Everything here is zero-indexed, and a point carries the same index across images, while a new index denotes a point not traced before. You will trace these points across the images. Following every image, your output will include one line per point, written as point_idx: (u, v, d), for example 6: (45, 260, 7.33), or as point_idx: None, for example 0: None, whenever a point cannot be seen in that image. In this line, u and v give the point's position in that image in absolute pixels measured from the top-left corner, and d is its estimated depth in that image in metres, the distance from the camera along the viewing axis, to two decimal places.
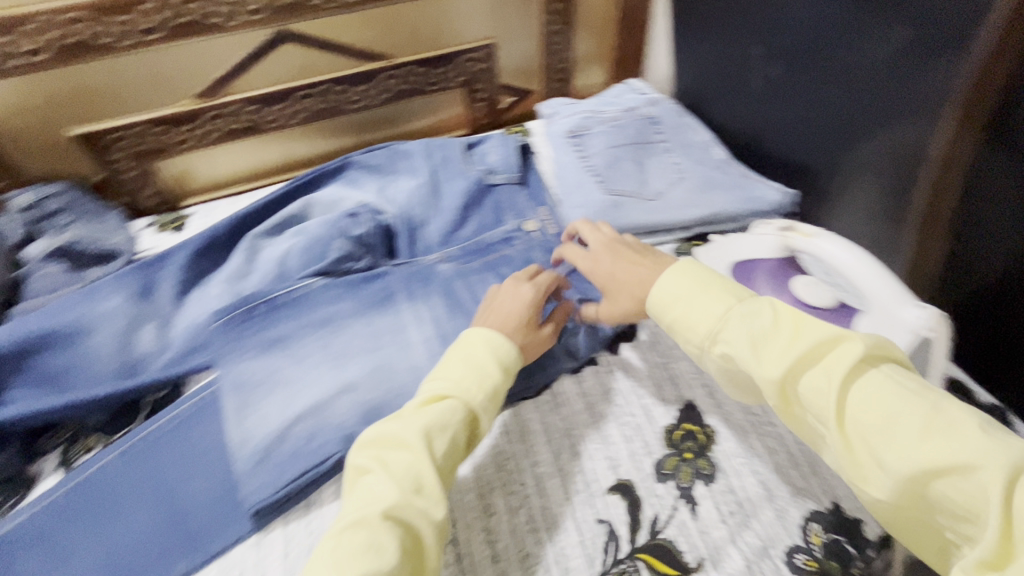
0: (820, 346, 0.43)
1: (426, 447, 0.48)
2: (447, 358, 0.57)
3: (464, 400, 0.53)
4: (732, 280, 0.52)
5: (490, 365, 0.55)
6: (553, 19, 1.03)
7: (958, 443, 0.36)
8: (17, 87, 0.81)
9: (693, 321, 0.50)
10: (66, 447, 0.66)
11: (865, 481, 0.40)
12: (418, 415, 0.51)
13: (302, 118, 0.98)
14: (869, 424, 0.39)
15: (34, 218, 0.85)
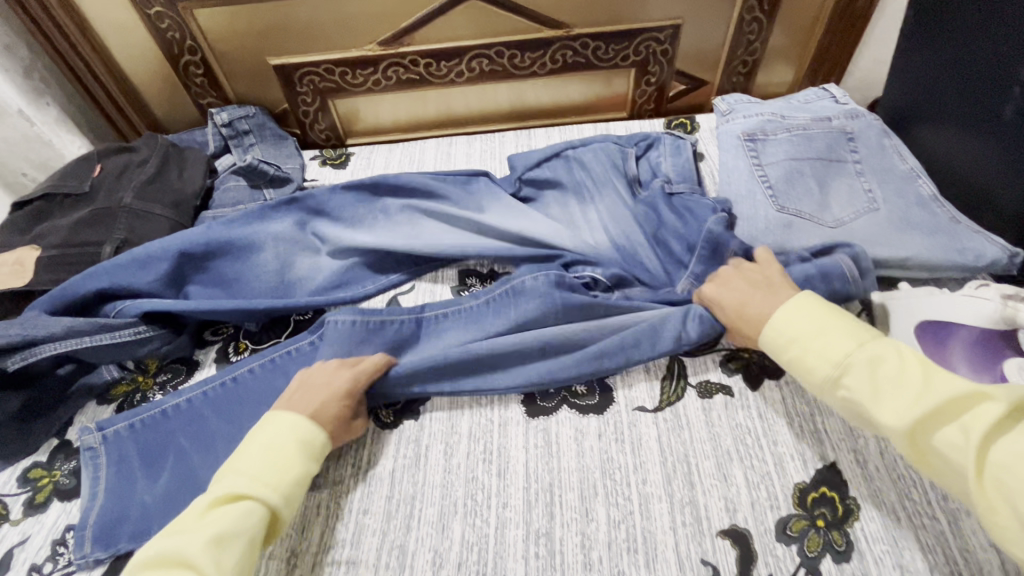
0: (956, 400, 0.42)
1: (216, 566, 0.45)
2: (235, 457, 0.54)
3: (260, 504, 0.50)
4: (861, 321, 0.52)
5: (286, 456, 0.54)
6: (756, 5, 0.92)
7: None
8: (233, 16, 0.88)
9: (813, 363, 0.51)
10: (225, 343, 0.75)
11: (1009, 541, 0.38)
12: (206, 525, 0.48)
13: (470, 78, 0.99)
14: (1016, 479, 0.38)
15: (228, 136, 0.95)
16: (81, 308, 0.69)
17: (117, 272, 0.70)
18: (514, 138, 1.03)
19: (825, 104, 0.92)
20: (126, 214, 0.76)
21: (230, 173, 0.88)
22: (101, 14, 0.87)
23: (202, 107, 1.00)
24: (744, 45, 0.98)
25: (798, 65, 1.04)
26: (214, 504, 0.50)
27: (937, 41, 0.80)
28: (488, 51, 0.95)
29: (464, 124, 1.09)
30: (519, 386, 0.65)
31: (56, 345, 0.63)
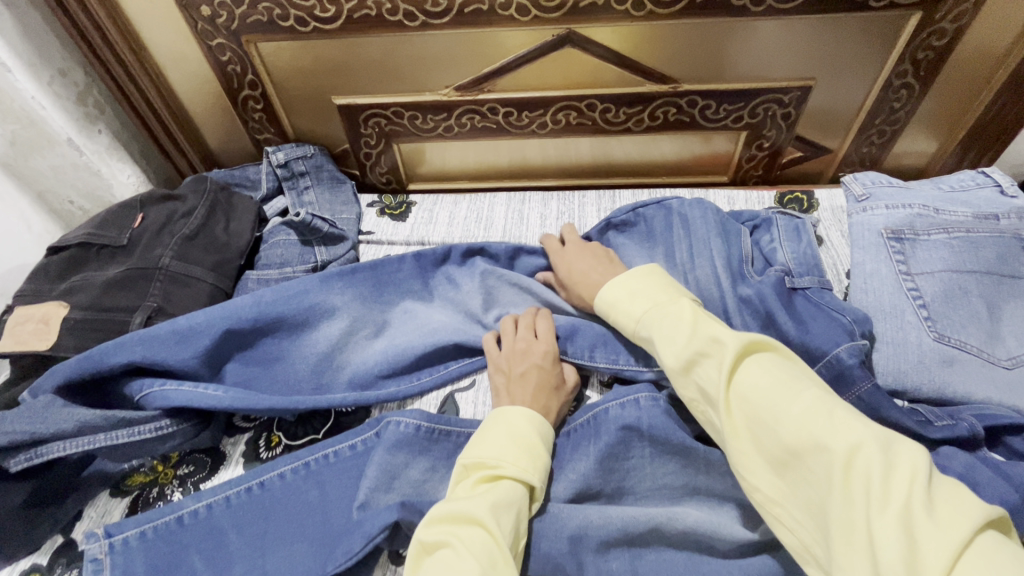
0: (714, 344, 0.46)
1: (500, 527, 0.45)
2: (481, 432, 0.54)
3: (527, 482, 0.50)
4: (669, 282, 0.57)
5: (539, 445, 0.53)
6: (909, 69, 0.77)
7: (810, 423, 0.38)
8: (299, 51, 0.79)
9: (628, 312, 0.56)
10: (257, 434, 0.65)
11: (745, 468, 0.41)
12: (481, 492, 0.48)
13: (554, 130, 0.87)
14: (761, 412, 0.41)
15: (283, 178, 0.87)
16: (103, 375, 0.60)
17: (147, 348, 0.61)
18: (596, 200, 0.90)
19: (986, 194, 0.75)
20: (163, 276, 0.67)
21: (280, 224, 0.80)
22: (162, 41, 0.80)
23: (258, 142, 0.92)
24: (884, 113, 0.82)
25: (944, 138, 0.87)
26: (481, 480, 0.49)
27: None
28: (579, 103, 0.83)
29: (539, 175, 0.97)
30: (601, 552, 0.52)
31: (66, 445, 0.54)
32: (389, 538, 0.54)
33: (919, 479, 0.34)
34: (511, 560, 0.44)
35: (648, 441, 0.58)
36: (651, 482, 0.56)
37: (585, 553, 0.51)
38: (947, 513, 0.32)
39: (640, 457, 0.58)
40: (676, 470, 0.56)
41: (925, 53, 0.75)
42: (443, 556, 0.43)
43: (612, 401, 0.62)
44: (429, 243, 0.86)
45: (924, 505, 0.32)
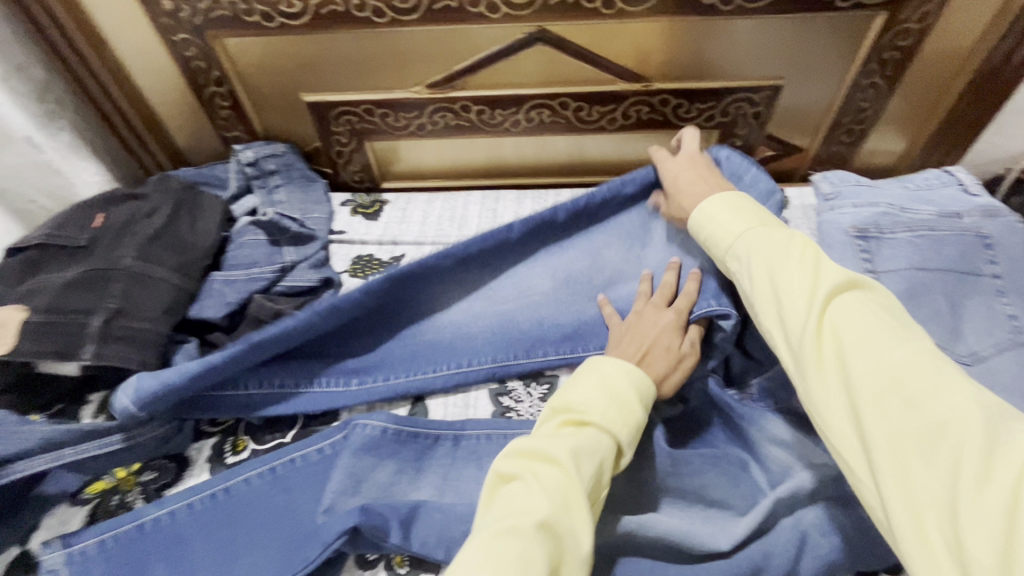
0: (816, 278, 0.44)
1: (578, 472, 0.45)
2: (576, 382, 0.53)
3: (613, 436, 0.49)
4: (768, 211, 0.54)
5: (631, 404, 0.51)
6: (875, 69, 0.77)
7: (924, 374, 0.36)
8: (265, 46, 0.77)
9: (723, 238, 0.54)
10: (224, 438, 0.64)
11: (824, 403, 0.40)
12: (562, 433, 0.48)
13: (527, 128, 0.87)
14: (854, 348, 0.40)
15: (251, 177, 0.85)
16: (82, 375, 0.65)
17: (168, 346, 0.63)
18: (570, 198, 0.90)
19: (950, 193, 0.76)
20: (123, 277, 0.65)
21: (249, 224, 0.79)
22: (123, 35, 0.77)
23: (227, 140, 0.90)
24: (852, 112, 0.83)
25: (911, 137, 0.88)
26: (566, 423, 0.49)
27: None
28: (552, 101, 0.82)
29: (515, 173, 0.96)
30: None
31: (37, 462, 0.56)
32: (353, 542, 0.54)
33: None
34: (583, 508, 0.43)
35: None
36: (620, 483, 0.56)
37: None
38: None
39: None
40: (644, 470, 0.56)
41: (891, 53, 0.76)
42: (517, 489, 0.44)
43: None
44: (402, 242, 0.85)
45: None
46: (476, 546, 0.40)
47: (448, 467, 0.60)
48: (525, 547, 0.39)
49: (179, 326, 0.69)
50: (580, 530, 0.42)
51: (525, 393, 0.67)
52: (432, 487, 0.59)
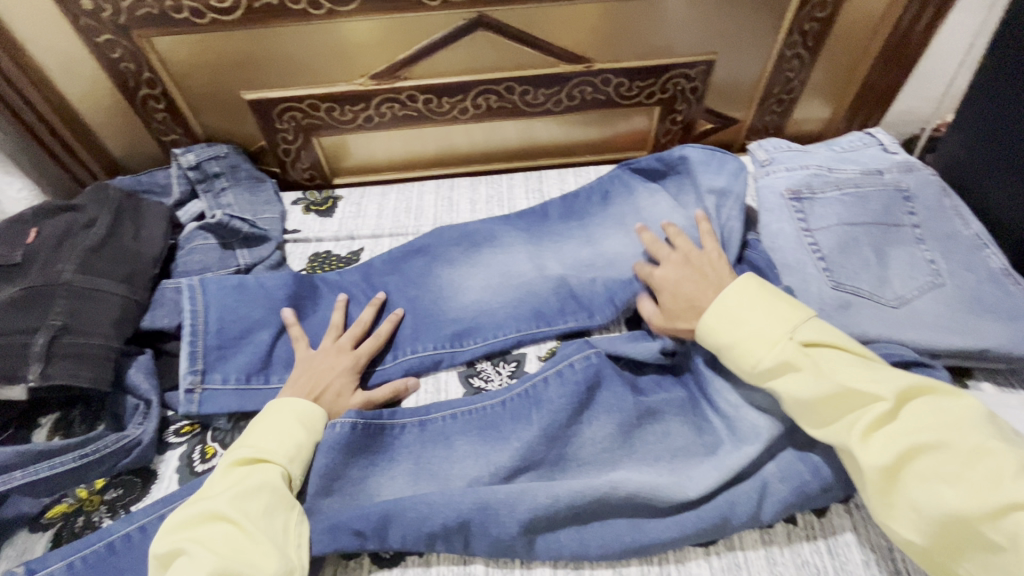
0: (870, 397, 0.48)
1: (244, 515, 0.49)
2: (248, 432, 0.57)
3: (273, 462, 0.55)
4: (790, 301, 0.56)
5: (293, 426, 0.57)
6: (798, 40, 0.82)
7: (996, 485, 0.42)
8: (199, 44, 0.75)
9: (750, 348, 0.54)
10: (192, 446, 0.63)
11: (895, 522, 0.47)
12: (230, 486, 0.52)
13: (475, 114, 0.88)
14: (928, 479, 0.45)
15: (195, 181, 0.83)
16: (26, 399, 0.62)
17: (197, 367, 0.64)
18: (523, 181, 0.91)
19: (873, 153, 0.82)
20: (66, 292, 0.62)
21: (196, 229, 0.76)
22: (39, 38, 0.73)
23: (165, 145, 0.87)
24: (781, 82, 0.88)
25: (835, 104, 0.95)
26: (236, 466, 0.54)
27: (1013, 86, 0.70)
28: (497, 86, 0.83)
29: (467, 161, 0.97)
30: (550, 522, 0.54)
31: None
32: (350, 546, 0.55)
33: None
34: (267, 544, 0.48)
35: (585, 407, 0.61)
36: (591, 447, 0.59)
37: (533, 526, 0.53)
38: None
39: (579, 426, 0.60)
40: (613, 431, 0.59)
41: (811, 24, 0.81)
42: (184, 554, 0.47)
43: (548, 371, 0.64)
44: (359, 236, 0.85)
45: None
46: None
47: (420, 451, 0.61)
48: None
49: (132, 338, 0.66)
50: (268, 562, 0.48)
51: (493, 372, 0.69)
52: (408, 473, 0.60)
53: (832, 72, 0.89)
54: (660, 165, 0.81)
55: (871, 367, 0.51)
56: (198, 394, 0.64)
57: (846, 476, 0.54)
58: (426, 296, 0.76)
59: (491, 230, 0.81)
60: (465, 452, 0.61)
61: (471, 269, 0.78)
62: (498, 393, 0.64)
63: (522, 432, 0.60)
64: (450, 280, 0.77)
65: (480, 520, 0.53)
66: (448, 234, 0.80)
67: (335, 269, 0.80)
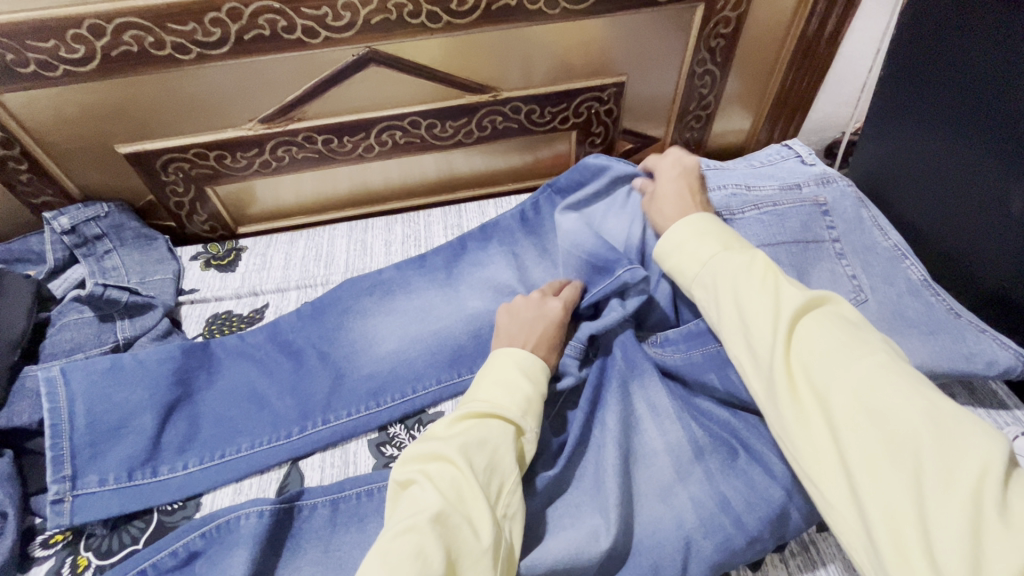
0: (775, 297, 0.46)
1: (469, 463, 0.45)
2: (484, 377, 0.55)
3: (509, 419, 0.50)
4: (735, 234, 0.55)
5: (522, 383, 0.53)
6: (706, 56, 0.81)
7: (885, 394, 0.38)
8: (56, 98, 0.67)
9: (687, 261, 0.54)
10: (61, 560, 0.55)
11: (779, 424, 0.43)
12: (456, 432, 0.48)
13: (381, 151, 0.82)
14: (821, 378, 0.41)
15: (74, 246, 0.75)
16: None
17: (64, 464, 0.57)
18: (442, 217, 0.87)
19: (791, 165, 0.81)
20: None
21: (70, 301, 0.69)
22: None
23: (35, 209, 0.78)
24: (696, 99, 0.86)
25: (753, 115, 0.94)
26: (463, 417, 0.50)
27: (919, 100, 0.69)
28: (401, 121, 0.78)
29: (384, 198, 0.91)
30: None
31: None
32: None
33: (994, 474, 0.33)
34: (483, 497, 0.44)
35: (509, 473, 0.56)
36: None
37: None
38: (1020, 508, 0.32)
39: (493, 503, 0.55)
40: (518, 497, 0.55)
41: (717, 40, 0.79)
42: (413, 487, 0.45)
43: None
44: (263, 291, 0.78)
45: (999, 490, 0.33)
46: (383, 548, 0.40)
47: (329, 537, 0.55)
48: (424, 543, 0.40)
49: None
50: (482, 520, 0.43)
51: (407, 438, 0.63)
52: (314, 564, 0.53)
53: (747, 82, 0.88)
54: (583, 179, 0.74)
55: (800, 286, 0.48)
56: (68, 503, 0.56)
57: (773, 526, 0.50)
58: (337, 351, 0.69)
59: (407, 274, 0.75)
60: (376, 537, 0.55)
61: (384, 320, 0.71)
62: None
63: None
64: (362, 332, 0.70)
65: None
66: (359, 281, 0.74)
67: (236, 330, 0.74)
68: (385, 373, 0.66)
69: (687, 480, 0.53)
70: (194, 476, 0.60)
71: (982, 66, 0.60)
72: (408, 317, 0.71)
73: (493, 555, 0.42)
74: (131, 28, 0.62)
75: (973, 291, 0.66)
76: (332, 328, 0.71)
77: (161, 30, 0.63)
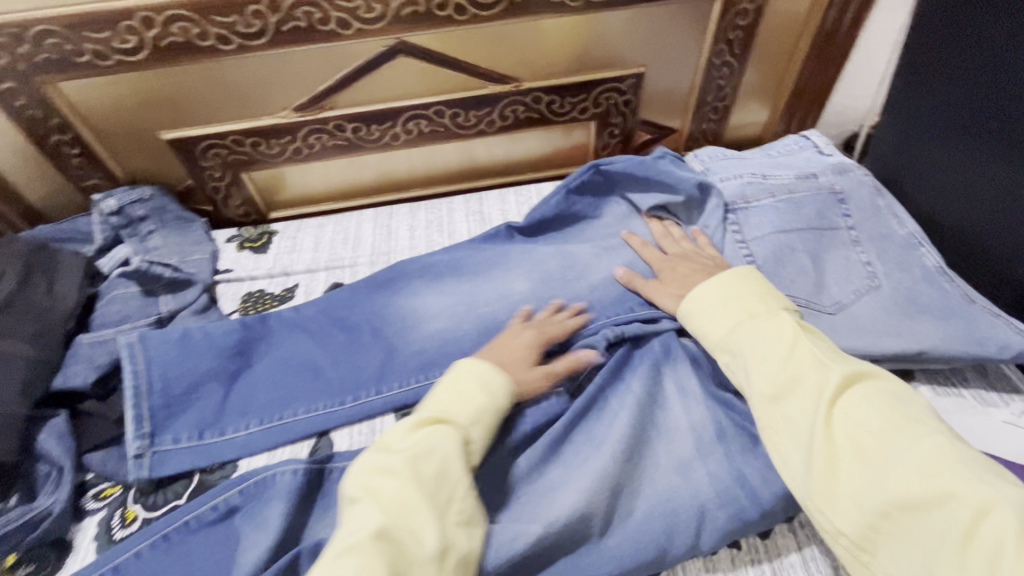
0: (822, 376, 0.47)
1: (414, 473, 0.47)
2: (431, 395, 0.55)
3: (456, 427, 0.52)
4: (777, 295, 0.55)
5: (476, 391, 0.54)
6: (725, 48, 0.82)
7: (934, 478, 0.40)
8: (106, 87, 0.72)
9: (713, 327, 0.56)
10: (111, 511, 0.60)
11: (825, 503, 0.44)
12: (408, 441, 0.50)
13: (407, 140, 0.86)
14: (863, 453, 0.43)
15: (119, 227, 0.80)
16: None
17: None
18: (463, 204, 0.90)
19: (808, 155, 0.83)
20: None
21: (118, 277, 0.74)
22: None
23: (85, 190, 0.83)
24: (714, 90, 0.88)
25: (771, 107, 0.95)
26: (417, 424, 0.51)
27: (934, 91, 0.70)
28: (427, 111, 0.82)
29: (407, 186, 0.95)
30: None
31: None
32: None
33: None
34: (423, 509, 0.46)
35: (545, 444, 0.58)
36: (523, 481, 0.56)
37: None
38: None
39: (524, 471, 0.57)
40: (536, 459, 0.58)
41: (736, 32, 0.80)
42: (356, 504, 0.47)
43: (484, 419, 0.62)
44: (294, 272, 0.82)
45: None
46: (327, 567, 0.42)
47: None
48: (366, 560, 0.42)
49: (43, 400, 0.63)
50: (425, 532, 0.45)
51: None
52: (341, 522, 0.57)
53: (765, 74, 0.89)
54: (643, 172, 0.78)
55: (847, 360, 0.49)
56: (147, 458, 0.61)
57: (783, 498, 0.52)
58: (365, 328, 0.72)
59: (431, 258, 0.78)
60: None
61: (409, 301, 0.75)
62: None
63: None
64: (389, 311, 0.74)
65: None
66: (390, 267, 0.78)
67: (269, 308, 0.78)
68: (410, 349, 0.70)
69: (706, 455, 0.56)
70: (232, 440, 0.63)
71: (996, 55, 0.61)
72: (432, 298, 0.75)
73: (437, 564, 0.44)
74: (179, 19, 0.66)
75: (987, 275, 0.67)
76: (360, 306, 0.74)
77: (205, 22, 0.67)
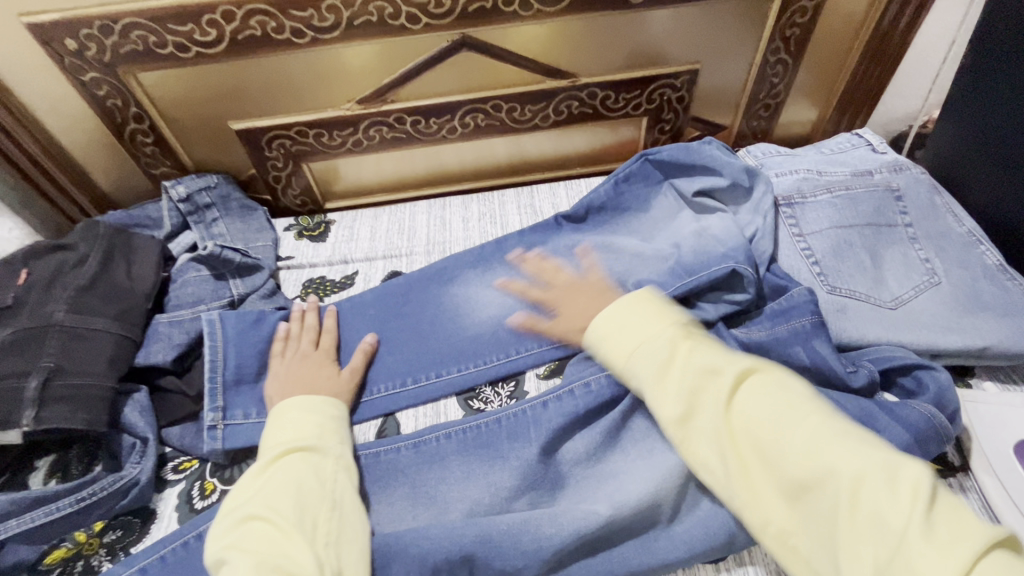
0: (706, 376, 0.50)
1: (275, 511, 0.50)
2: (267, 434, 0.58)
3: (300, 451, 0.55)
4: (668, 307, 0.56)
5: (313, 418, 0.59)
6: (781, 46, 0.83)
7: (834, 459, 0.43)
8: (183, 78, 0.75)
9: (620, 342, 0.55)
10: (191, 484, 0.62)
11: (738, 495, 0.46)
12: (260, 479, 0.53)
13: (462, 133, 0.88)
14: (759, 446, 0.46)
15: (187, 213, 0.82)
16: (21, 442, 0.60)
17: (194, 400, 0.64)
18: (515, 197, 0.91)
19: (862, 153, 0.83)
20: (57, 334, 0.62)
21: (189, 261, 0.76)
22: (23, 81, 0.72)
23: (154, 178, 0.86)
24: (766, 88, 0.89)
25: (821, 106, 0.95)
26: (266, 464, 0.55)
27: (995, 89, 0.70)
28: (484, 105, 0.84)
29: (457, 179, 0.97)
30: (557, 546, 0.52)
31: None
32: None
33: (922, 497, 0.39)
34: (293, 535, 0.49)
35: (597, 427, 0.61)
36: (578, 461, 0.60)
37: (540, 563, 0.52)
38: (948, 529, 0.37)
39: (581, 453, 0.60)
40: (593, 442, 0.60)
41: (793, 30, 0.81)
42: (227, 562, 0.47)
43: (541, 398, 0.64)
44: (352, 260, 0.84)
45: (927, 519, 0.38)
46: None
47: (417, 476, 0.61)
48: None
49: (126, 375, 0.65)
50: (300, 555, 0.47)
51: (492, 394, 0.68)
52: (413, 499, 0.59)
53: (818, 72, 0.89)
54: (687, 157, 0.78)
55: (727, 352, 0.53)
56: (220, 430, 0.64)
57: None
58: (427, 315, 0.74)
59: (488, 247, 0.80)
60: (467, 474, 0.60)
61: (467, 289, 0.77)
62: (494, 411, 0.64)
63: (523, 454, 0.60)
64: (448, 299, 0.76)
65: (482, 541, 0.53)
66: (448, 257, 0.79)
67: (331, 294, 0.80)
68: (471, 336, 0.72)
69: None
70: None
71: None
72: (490, 287, 0.76)
73: None
74: (258, 13, 0.69)
75: None
76: (420, 293, 0.76)
77: (283, 15, 0.70)
